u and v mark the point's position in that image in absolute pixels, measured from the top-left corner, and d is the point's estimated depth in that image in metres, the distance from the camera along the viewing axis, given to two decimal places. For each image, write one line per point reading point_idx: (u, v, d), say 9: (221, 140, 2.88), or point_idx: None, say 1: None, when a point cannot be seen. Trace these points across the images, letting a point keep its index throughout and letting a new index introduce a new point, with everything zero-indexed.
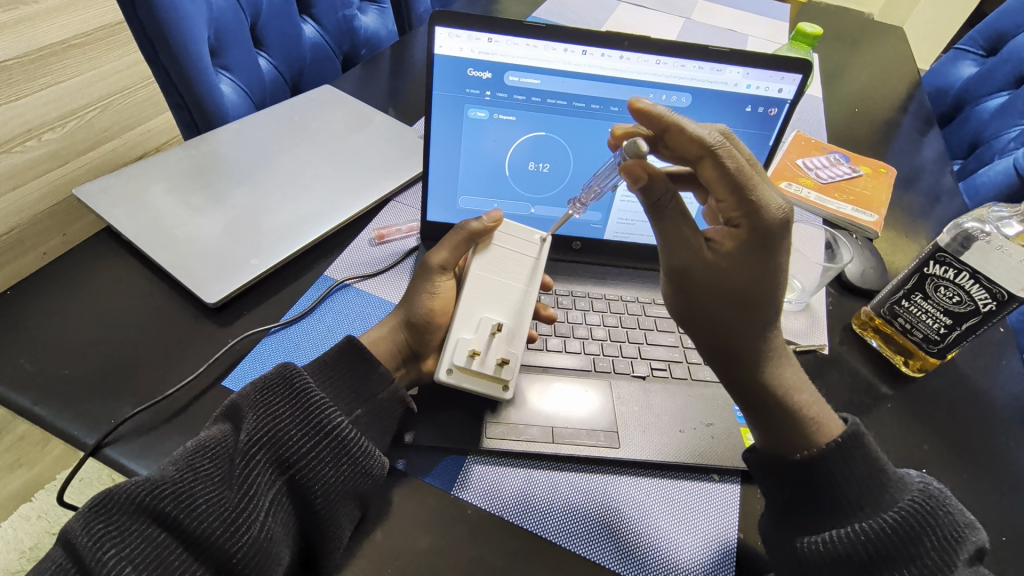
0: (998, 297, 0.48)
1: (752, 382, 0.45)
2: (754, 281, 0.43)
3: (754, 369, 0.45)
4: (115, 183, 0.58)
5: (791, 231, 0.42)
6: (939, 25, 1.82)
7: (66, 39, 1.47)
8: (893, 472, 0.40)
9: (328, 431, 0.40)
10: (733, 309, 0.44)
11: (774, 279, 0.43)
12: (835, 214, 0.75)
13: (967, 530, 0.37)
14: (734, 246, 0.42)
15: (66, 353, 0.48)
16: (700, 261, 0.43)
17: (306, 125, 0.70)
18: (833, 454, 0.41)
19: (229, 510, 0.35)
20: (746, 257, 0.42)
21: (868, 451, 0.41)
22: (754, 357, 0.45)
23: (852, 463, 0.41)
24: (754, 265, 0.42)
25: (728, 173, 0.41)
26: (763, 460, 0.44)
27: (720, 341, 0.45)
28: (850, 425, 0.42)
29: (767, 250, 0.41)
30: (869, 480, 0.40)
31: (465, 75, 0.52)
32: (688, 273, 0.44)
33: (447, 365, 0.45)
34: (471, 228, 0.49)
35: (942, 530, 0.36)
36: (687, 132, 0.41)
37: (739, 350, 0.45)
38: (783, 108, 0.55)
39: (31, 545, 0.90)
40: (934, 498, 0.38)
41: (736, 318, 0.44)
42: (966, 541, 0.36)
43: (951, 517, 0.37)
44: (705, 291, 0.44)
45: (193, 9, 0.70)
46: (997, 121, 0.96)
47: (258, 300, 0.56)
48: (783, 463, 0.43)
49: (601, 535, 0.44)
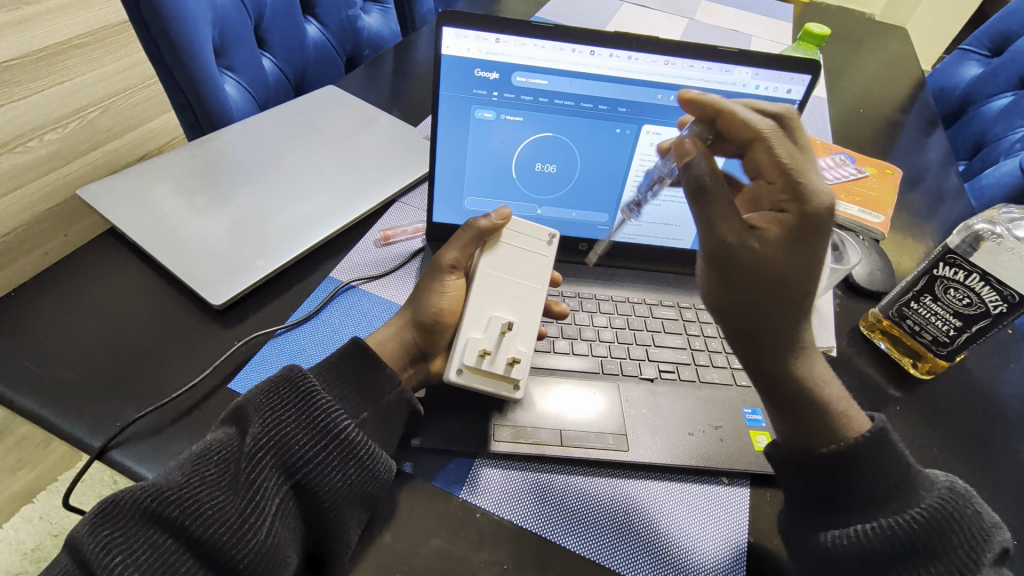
0: (1009, 299, 0.48)
1: (785, 373, 0.43)
2: (801, 272, 0.41)
3: (784, 360, 0.43)
4: (119, 183, 0.58)
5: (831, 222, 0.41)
6: (942, 23, 1.80)
7: (66, 39, 1.45)
8: (921, 472, 0.41)
9: (335, 434, 0.39)
10: (773, 300, 0.42)
11: (810, 269, 0.42)
12: (841, 214, 0.75)
13: (993, 531, 0.37)
14: (781, 232, 0.42)
15: (70, 355, 0.48)
16: (743, 248, 0.42)
17: (311, 125, 0.70)
18: (862, 451, 0.41)
19: (235, 516, 0.35)
20: (797, 243, 0.41)
21: (897, 451, 0.41)
22: (784, 343, 0.43)
23: (882, 461, 0.40)
24: (795, 253, 0.41)
25: (777, 157, 0.43)
26: (786, 453, 0.44)
27: (752, 326, 0.43)
28: (876, 423, 0.42)
29: (814, 237, 0.41)
30: (897, 478, 0.40)
31: (472, 76, 0.52)
32: (729, 260, 0.43)
33: (457, 365, 0.45)
34: (480, 226, 0.48)
35: (970, 529, 0.37)
36: (740, 118, 0.44)
37: (767, 337, 0.43)
38: (792, 109, 0.55)
39: (33, 546, 0.90)
40: (961, 498, 0.38)
41: (774, 308, 0.42)
42: (992, 541, 0.37)
43: (978, 518, 0.37)
44: (744, 280, 0.43)
45: (197, 9, 0.69)
46: (1003, 121, 0.96)
47: (264, 301, 0.55)
48: (808, 456, 0.42)
49: (611, 536, 0.44)
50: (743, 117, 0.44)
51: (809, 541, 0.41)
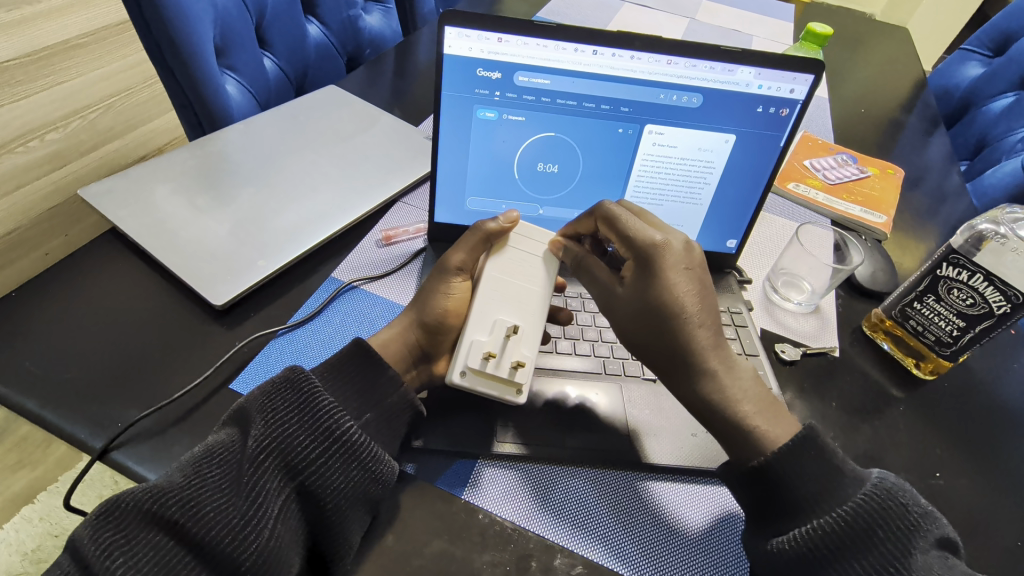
0: (1012, 300, 0.48)
1: (690, 395, 0.44)
2: (660, 298, 0.44)
3: (688, 381, 0.44)
4: (121, 183, 0.58)
5: (676, 250, 0.45)
6: (942, 23, 1.80)
7: (67, 40, 1.45)
8: (850, 467, 0.40)
9: (337, 436, 0.39)
10: (649, 328, 0.45)
11: (702, 293, 0.45)
12: (844, 214, 0.75)
13: (920, 520, 0.37)
14: (673, 271, 0.44)
15: (70, 356, 0.48)
16: (656, 291, 0.44)
17: (313, 125, 0.70)
18: (786, 457, 0.40)
19: (237, 518, 0.35)
20: (644, 277, 0.45)
21: (821, 450, 0.40)
22: (688, 361, 0.44)
23: (807, 462, 0.40)
24: (683, 283, 0.44)
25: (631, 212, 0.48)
26: (728, 471, 0.43)
27: (662, 356, 0.45)
28: (805, 426, 0.41)
29: (694, 263, 0.46)
30: (825, 476, 0.39)
31: (474, 75, 0.51)
32: (654, 314, 0.44)
33: (461, 367, 0.44)
34: (488, 229, 0.48)
35: (897, 521, 0.37)
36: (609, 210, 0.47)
37: (671, 356, 0.44)
38: (795, 109, 0.54)
39: (34, 547, 0.90)
40: (887, 491, 0.38)
41: (658, 333, 0.45)
42: (923, 530, 0.37)
43: (904, 509, 0.37)
44: (622, 314, 0.47)
45: (198, 9, 0.69)
46: (1005, 121, 0.96)
47: (265, 302, 0.55)
48: (741, 468, 0.41)
49: (616, 539, 0.43)
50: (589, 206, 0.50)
51: (759, 550, 0.40)
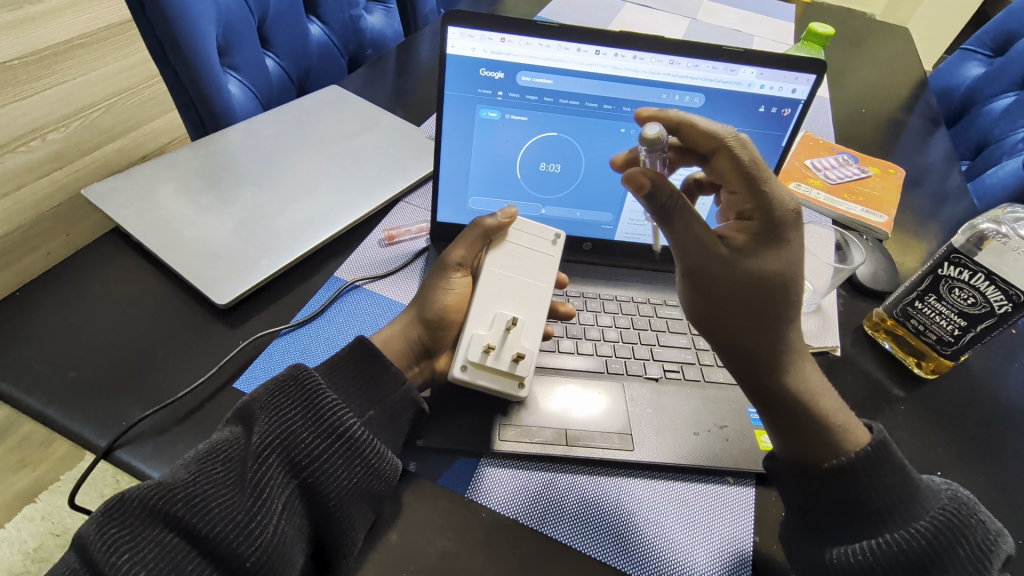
0: (1014, 299, 0.48)
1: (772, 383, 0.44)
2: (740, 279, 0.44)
3: (772, 369, 0.44)
4: (124, 183, 0.58)
5: (802, 226, 0.44)
6: (942, 24, 1.80)
7: (69, 39, 1.45)
8: (922, 480, 0.41)
9: (340, 432, 0.40)
10: (727, 310, 0.45)
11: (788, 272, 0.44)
12: (845, 214, 0.75)
13: (997, 538, 0.37)
14: (749, 237, 0.44)
15: (74, 354, 0.48)
16: (718, 257, 0.44)
17: (315, 125, 0.70)
18: (862, 463, 0.41)
19: (241, 514, 0.35)
20: (762, 248, 0.44)
21: (895, 461, 0.41)
22: (770, 353, 0.45)
23: (883, 471, 0.41)
24: (770, 259, 0.43)
25: (742, 164, 0.43)
26: (784, 467, 0.44)
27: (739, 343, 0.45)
28: (876, 435, 0.42)
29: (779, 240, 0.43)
30: (899, 487, 0.40)
31: (477, 76, 0.52)
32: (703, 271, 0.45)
33: (461, 361, 0.45)
34: (486, 225, 0.49)
35: (976, 537, 0.37)
36: (699, 126, 0.44)
37: (754, 349, 0.45)
38: (797, 108, 0.55)
39: (36, 546, 0.90)
40: (964, 506, 0.39)
41: (740, 321, 0.45)
42: (998, 548, 0.37)
43: (983, 526, 0.38)
44: (719, 286, 0.45)
45: (202, 10, 0.69)
46: (1006, 122, 0.96)
47: (268, 301, 0.55)
48: (811, 470, 0.42)
49: (627, 539, 0.44)
50: (704, 128, 0.44)
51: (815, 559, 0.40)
